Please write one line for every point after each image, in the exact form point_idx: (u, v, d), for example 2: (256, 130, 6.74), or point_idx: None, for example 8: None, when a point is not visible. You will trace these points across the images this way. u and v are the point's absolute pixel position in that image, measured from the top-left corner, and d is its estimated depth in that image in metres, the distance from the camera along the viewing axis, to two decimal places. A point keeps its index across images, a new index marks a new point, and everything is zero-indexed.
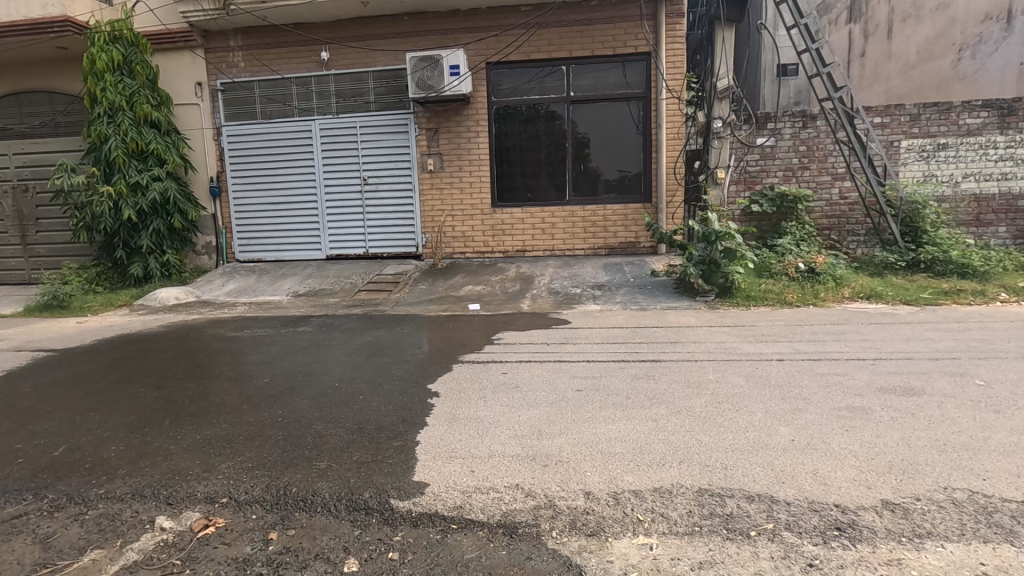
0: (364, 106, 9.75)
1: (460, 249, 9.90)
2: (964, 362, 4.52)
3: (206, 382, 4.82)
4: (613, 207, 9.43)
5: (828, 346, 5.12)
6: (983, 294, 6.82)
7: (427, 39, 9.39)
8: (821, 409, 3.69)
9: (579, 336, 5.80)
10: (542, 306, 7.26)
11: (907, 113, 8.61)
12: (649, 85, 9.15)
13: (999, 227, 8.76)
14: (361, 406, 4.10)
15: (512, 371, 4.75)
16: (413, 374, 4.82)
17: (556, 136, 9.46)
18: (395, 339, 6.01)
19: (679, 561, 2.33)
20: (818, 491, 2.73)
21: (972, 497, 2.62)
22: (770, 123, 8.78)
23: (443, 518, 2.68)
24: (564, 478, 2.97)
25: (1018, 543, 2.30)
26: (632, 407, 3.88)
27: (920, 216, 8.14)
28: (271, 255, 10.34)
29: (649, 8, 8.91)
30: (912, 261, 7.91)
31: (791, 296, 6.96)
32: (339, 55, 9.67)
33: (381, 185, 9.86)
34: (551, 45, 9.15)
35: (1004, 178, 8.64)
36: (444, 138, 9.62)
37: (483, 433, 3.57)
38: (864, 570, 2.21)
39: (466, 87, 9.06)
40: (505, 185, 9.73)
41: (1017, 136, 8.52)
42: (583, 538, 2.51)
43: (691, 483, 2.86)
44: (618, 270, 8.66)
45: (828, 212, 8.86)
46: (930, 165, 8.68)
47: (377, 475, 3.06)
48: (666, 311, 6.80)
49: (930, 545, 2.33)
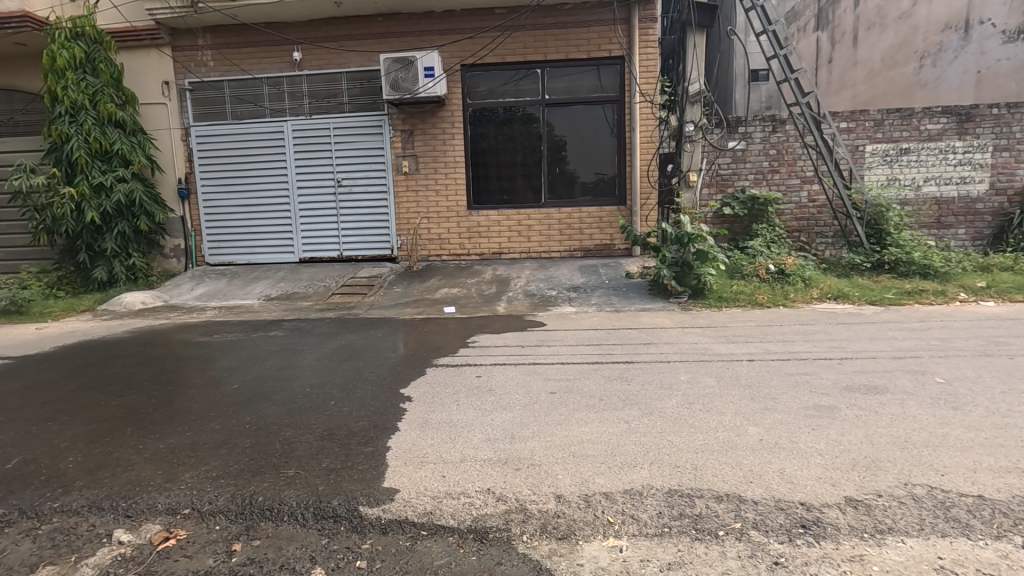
0: (338, 107, 9.64)
1: (436, 252, 9.84)
2: (925, 360, 4.65)
3: (172, 389, 4.69)
4: (589, 209, 9.48)
5: (797, 346, 5.22)
6: (944, 294, 7.03)
7: (401, 41, 9.33)
8: (789, 408, 3.76)
9: (554, 338, 5.82)
10: (518, 308, 7.25)
11: (871, 119, 8.86)
12: (623, 88, 9.24)
13: (959, 229, 9.08)
14: (333, 411, 4.04)
15: (486, 374, 4.73)
16: (386, 378, 4.77)
17: (531, 139, 9.48)
18: (368, 342, 5.93)
19: (648, 563, 2.34)
20: (784, 489, 2.78)
21: (932, 493, 2.68)
22: (740, 127, 8.93)
23: (414, 524, 2.65)
24: (536, 481, 2.96)
25: (975, 537, 2.37)
26: (605, 408, 3.90)
27: (884, 219, 8.39)
28: (242, 258, 10.15)
29: (623, 12, 8.98)
30: (877, 262, 8.14)
31: (762, 296, 7.09)
32: (311, 56, 9.54)
33: (355, 187, 9.76)
34: (526, 48, 9.18)
35: (964, 182, 8.94)
36: (419, 140, 9.56)
37: (456, 437, 3.54)
38: (828, 567, 2.25)
39: (441, 88, 9.01)
40: (481, 187, 9.72)
41: (975, 141, 8.83)
42: (554, 541, 2.50)
43: (661, 484, 2.88)
44: (593, 272, 8.72)
45: (797, 215, 9.06)
46: (894, 169, 8.94)
47: (347, 482, 3.01)
48: (640, 312, 6.88)
49: (891, 540, 2.38)
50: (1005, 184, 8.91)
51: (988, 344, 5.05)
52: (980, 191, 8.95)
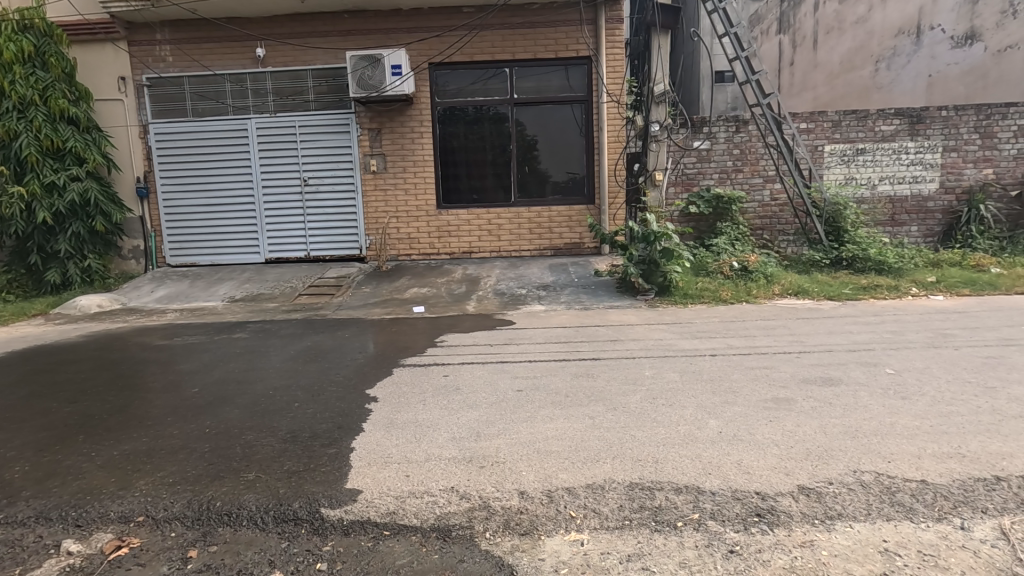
0: (303, 105, 9.48)
1: (405, 251, 9.77)
2: (878, 352, 4.83)
3: (130, 394, 4.55)
4: (558, 208, 9.54)
5: (759, 341, 5.35)
6: (897, 289, 7.31)
7: (368, 39, 9.23)
8: (749, 401, 3.86)
9: (523, 336, 5.84)
10: (488, 307, 7.26)
11: (829, 120, 9.15)
12: (590, 88, 9.32)
13: (912, 227, 9.45)
14: (296, 413, 3.97)
15: (453, 374, 4.71)
16: (352, 379, 4.72)
17: (500, 138, 9.48)
18: (335, 343, 5.84)
19: (609, 555, 2.38)
20: (741, 479, 2.86)
21: (879, 479, 2.79)
22: (705, 127, 9.12)
23: (376, 525, 2.63)
24: (499, 478, 2.98)
25: (918, 519, 2.48)
26: (571, 405, 3.94)
27: (841, 216, 8.67)
28: (205, 259, 9.89)
29: (589, 12, 9.05)
30: (835, 259, 8.39)
31: (726, 293, 7.25)
32: (275, 52, 9.37)
33: (321, 186, 9.60)
34: (494, 48, 9.18)
35: (916, 181, 9.31)
36: (387, 138, 9.47)
37: (421, 436, 3.53)
38: (780, 553, 2.33)
39: (409, 87, 8.94)
40: (450, 186, 9.68)
41: (926, 142, 9.20)
42: (516, 537, 2.52)
43: (623, 477, 2.93)
44: (563, 270, 8.79)
45: (761, 213, 9.29)
46: (851, 169, 9.25)
47: (308, 484, 2.97)
48: (608, 309, 6.95)
49: (839, 525, 2.47)
50: (953, 183, 9.30)
51: (936, 336, 5.28)
52: (930, 190, 9.33)
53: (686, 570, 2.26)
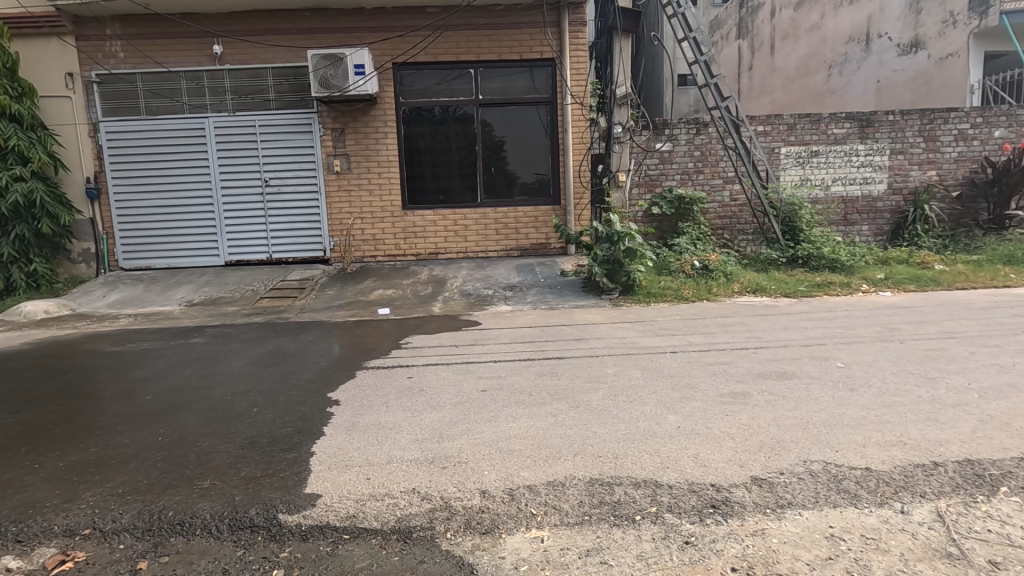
0: (263, 104, 9.27)
1: (370, 252, 9.66)
2: (829, 347, 5.02)
3: (79, 403, 4.37)
4: (524, 209, 9.58)
5: (717, 337, 5.50)
6: (849, 285, 7.62)
7: (330, 38, 9.09)
8: (707, 396, 3.97)
9: (488, 336, 5.85)
10: (454, 308, 7.24)
11: (785, 123, 9.46)
12: (555, 90, 9.39)
13: (862, 226, 9.85)
14: (255, 418, 3.89)
15: (418, 375, 4.69)
16: (315, 382, 4.64)
17: (466, 138, 9.46)
18: (298, 347, 5.74)
19: (569, 551, 2.41)
20: (697, 472, 2.93)
21: (827, 468, 2.91)
22: (666, 129, 9.31)
23: (335, 529, 2.60)
24: (461, 478, 2.98)
25: (861, 505, 2.60)
26: (534, 403, 3.97)
27: (797, 216, 8.98)
28: (161, 262, 9.57)
29: (553, 15, 9.13)
30: (791, 257, 8.68)
31: (687, 292, 7.41)
32: (233, 50, 9.15)
33: (283, 187, 9.42)
34: (459, 48, 9.16)
35: (866, 183, 9.70)
36: (350, 138, 9.35)
37: (383, 439, 3.50)
38: (732, 542, 2.40)
39: (372, 87, 8.83)
40: (416, 187, 9.61)
41: (875, 145, 9.60)
42: (477, 536, 2.52)
43: (583, 474, 2.97)
44: (529, 270, 8.84)
45: (721, 213, 9.54)
46: (806, 170, 9.59)
47: (266, 490, 2.92)
48: (573, 309, 7.02)
49: (789, 513, 2.56)
50: (900, 184, 9.73)
51: (883, 330, 5.53)
52: (880, 190, 9.74)
53: (643, 562, 2.31)
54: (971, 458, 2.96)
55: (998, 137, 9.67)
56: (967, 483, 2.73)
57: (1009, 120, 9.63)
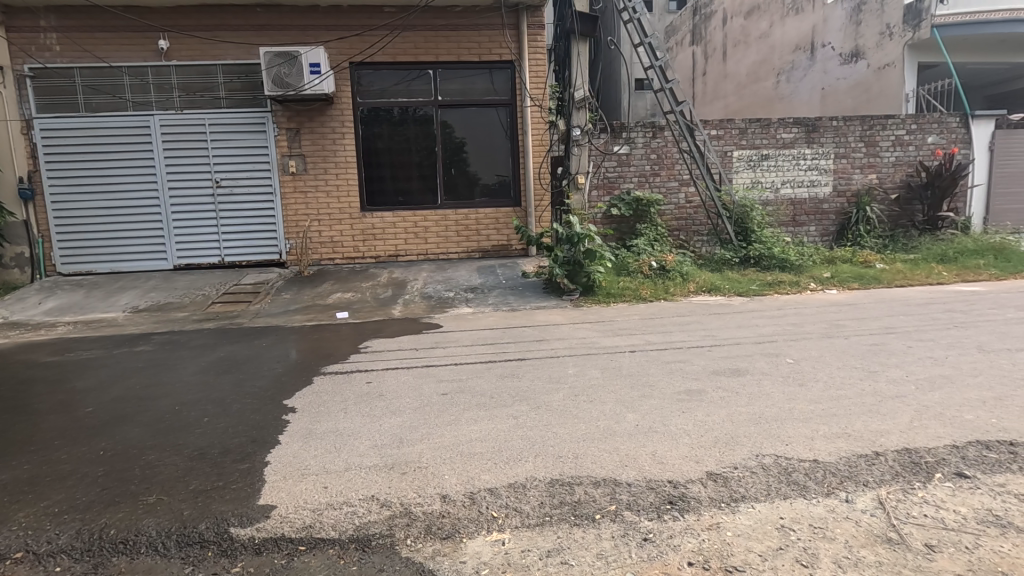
0: (213, 102, 8.95)
1: (328, 255, 9.45)
2: (780, 343, 5.21)
3: (10, 417, 4.10)
4: (485, 210, 9.56)
5: (674, 336, 5.63)
6: (798, 285, 7.92)
7: (284, 35, 8.87)
8: (665, 394, 4.05)
9: (449, 339, 5.81)
10: (415, 310, 7.17)
11: (736, 127, 9.79)
12: (514, 92, 9.41)
13: (810, 227, 10.28)
14: (205, 429, 3.74)
15: (377, 380, 4.61)
16: (269, 389, 4.50)
17: (425, 140, 9.37)
18: (252, 353, 5.55)
19: (529, 552, 2.41)
20: (655, 469, 2.99)
21: (777, 461, 3.01)
22: (624, 132, 9.49)
23: (290, 541, 2.52)
24: (421, 483, 2.95)
25: (810, 496, 2.70)
26: (495, 406, 3.96)
27: (748, 218, 9.28)
28: (104, 267, 9.10)
29: (511, 17, 9.16)
30: (744, 257, 8.97)
31: (646, 291, 7.56)
32: (180, 45, 8.80)
33: (235, 188, 9.11)
34: (417, 49, 9.08)
35: (813, 185, 10.12)
36: (306, 139, 9.13)
37: (341, 445, 3.43)
38: (689, 537, 2.45)
39: (328, 86, 8.64)
40: (374, 188, 9.46)
41: (820, 149, 10.03)
42: (437, 542, 2.49)
43: (544, 475, 2.98)
44: (491, 272, 8.84)
45: (677, 215, 9.78)
46: (757, 173, 9.94)
47: (216, 504, 2.80)
48: (534, 310, 7.06)
49: (743, 506, 2.64)
50: (844, 186, 10.20)
51: (830, 327, 5.77)
52: (825, 193, 10.18)
53: (603, 561, 2.33)
54: (909, 447, 3.12)
55: (931, 143, 10.25)
56: (906, 471, 2.88)
57: (940, 127, 10.25)
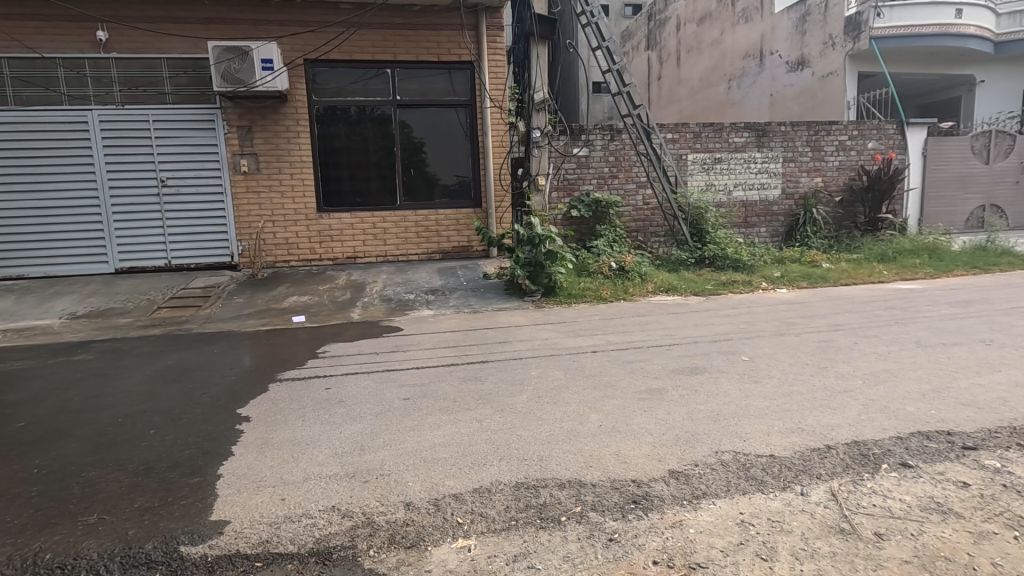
0: (158, 97, 8.54)
1: (282, 257, 9.16)
2: (735, 341, 5.37)
3: None
4: (445, 211, 9.47)
5: (634, 335, 5.72)
6: (751, 284, 8.17)
7: (234, 30, 8.56)
8: (626, 393, 4.11)
9: (411, 342, 5.72)
10: (374, 313, 7.03)
11: (691, 131, 10.05)
12: (474, 93, 9.37)
13: (761, 228, 10.66)
14: (153, 441, 3.55)
15: (337, 386, 4.48)
16: (221, 398, 4.31)
17: (384, 140, 9.21)
18: (202, 360, 5.32)
19: (496, 558, 2.38)
20: (619, 469, 3.02)
21: (736, 457, 3.09)
22: (583, 135, 9.62)
23: (246, 557, 2.41)
24: (384, 491, 2.88)
25: (767, 490, 2.78)
26: (458, 410, 3.92)
27: (703, 219, 9.52)
28: (37, 271, 8.55)
29: (470, 18, 9.13)
30: (700, 258, 9.21)
31: (606, 292, 7.66)
32: (121, 37, 8.35)
33: (183, 188, 8.71)
34: (375, 47, 8.91)
35: (763, 188, 10.49)
36: (259, 137, 8.83)
37: (299, 455, 3.32)
38: (653, 536, 2.48)
39: (282, 83, 8.38)
40: (331, 188, 9.22)
41: (770, 153, 10.41)
42: (402, 551, 2.44)
43: (509, 478, 2.96)
44: (452, 273, 8.77)
45: (635, 216, 9.96)
46: (710, 175, 10.23)
47: (165, 521, 2.66)
48: (496, 311, 7.03)
49: (704, 503, 2.69)
50: (792, 189, 10.62)
51: (782, 325, 5.99)
52: (774, 195, 10.56)
53: (570, 563, 2.33)
54: (857, 439, 3.26)
55: (871, 148, 10.80)
56: (855, 463, 3.01)
57: (879, 133, 10.81)
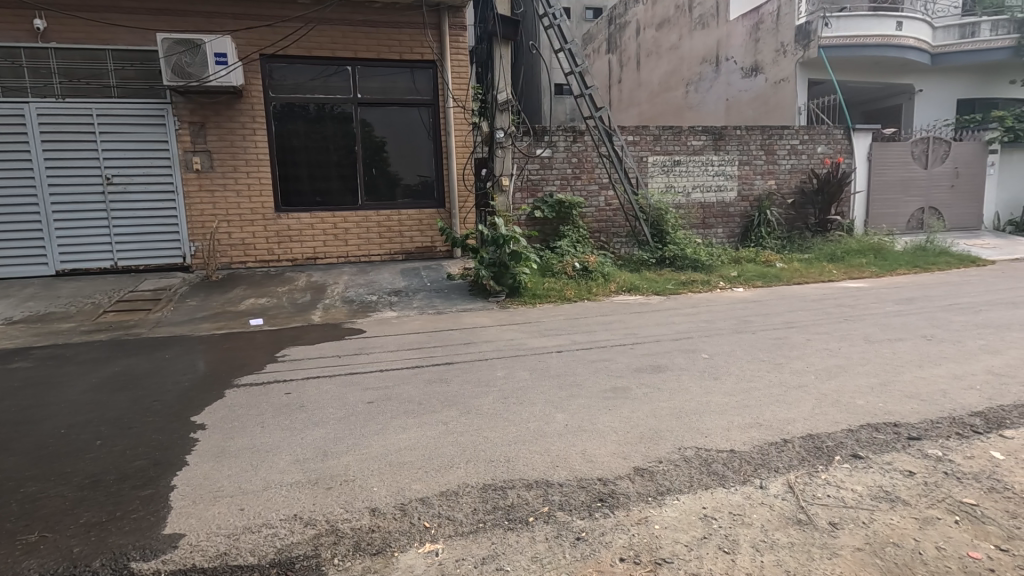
0: (103, 90, 8.14)
1: (238, 258, 8.85)
2: (695, 339, 5.50)
3: None
4: (408, 212, 9.36)
5: (598, 335, 5.79)
6: (709, 283, 8.40)
7: (185, 22, 8.24)
8: (592, 392, 4.15)
9: (374, 345, 5.62)
10: (336, 315, 6.88)
11: (651, 134, 10.26)
12: (436, 92, 9.28)
13: (718, 229, 10.97)
14: (99, 453, 3.37)
15: (297, 391, 4.36)
16: (173, 405, 4.13)
17: (344, 138, 9.02)
18: (153, 366, 5.09)
19: (464, 561, 2.36)
20: (585, 468, 3.04)
21: (698, 453, 3.16)
22: (546, 136, 9.68)
23: (202, 571, 2.32)
24: (349, 498, 2.82)
25: (728, 484, 2.86)
26: (424, 412, 3.87)
27: (663, 220, 9.72)
28: None
29: (433, 17, 9.05)
30: (660, 258, 9.40)
31: (570, 292, 7.73)
32: (61, 26, 7.93)
33: (130, 186, 8.32)
34: (334, 44, 8.73)
35: (720, 190, 10.80)
36: (212, 134, 8.52)
37: (259, 463, 3.21)
38: (620, 533, 2.51)
39: (237, 78, 8.09)
40: (290, 188, 8.98)
41: (726, 156, 10.72)
42: (367, 558, 2.39)
43: (476, 480, 2.95)
44: (415, 274, 8.66)
45: (598, 217, 10.08)
46: (670, 177, 10.46)
47: (114, 537, 2.52)
48: (461, 312, 6.99)
49: (669, 499, 2.75)
50: (747, 191, 10.96)
51: (740, 323, 6.18)
52: (730, 197, 10.89)
53: (539, 564, 2.33)
54: (812, 433, 3.38)
55: (821, 152, 11.26)
56: (810, 456, 3.12)
57: (828, 138, 11.29)
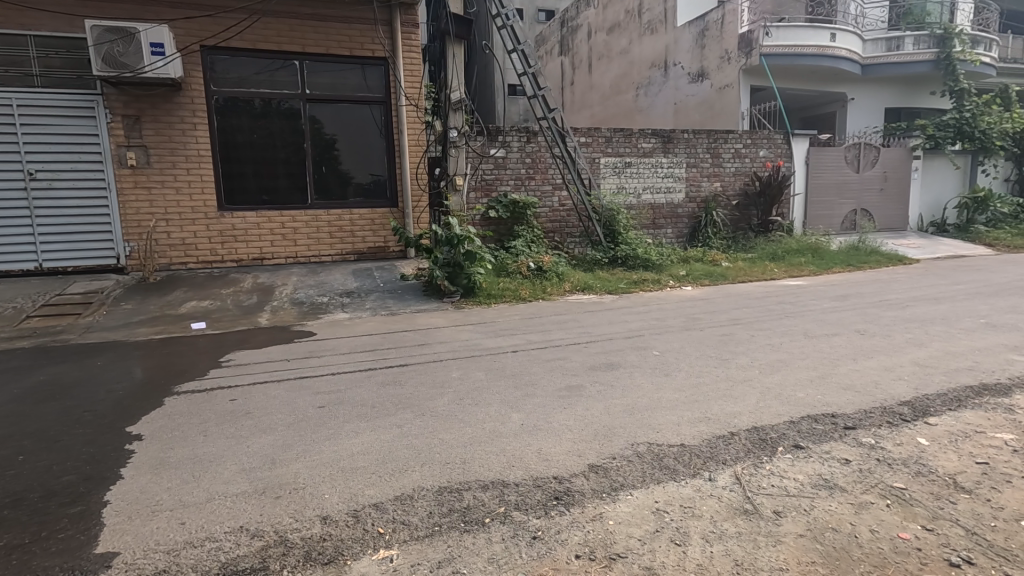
0: (24, 79, 7.59)
1: (179, 259, 8.43)
2: (647, 337, 5.63)
3: None
4: (360, 211, 9.15)
5: (553, 334, 5.83)
6: (660, 282, 8.63)
7: (117, 9, 7.78)
8: (547, 391, 4.17)
9: (325, 347, 5.46)
10: (284, 318, 6.66)
11: (603, 136, 10.44)
12: (388, 89, 9.12)
13: (667, 230, 11.29)
14: (21, 469, 3.13)
15: (243, 397, 4.19)
16: (107, 415, 3.89)
17: (292, 135, 8.74)
18: (84, 374, 4.78)
19: (419, 566, 2.32)
20: (541, 467, 3.05)
21: (650, 448, 3.24)
22: (500, 136, 9.72)
23: None
24: (298, 507, 2.72)
25: (679, 478, 2.94)
26: (378, 416, 3.79)
27: (615, 221, 9.91)
28: None
29: (384, 13, 8.88)
30: (613, 257, 9.56)
31: (524, 292, 7.76)
32: None
33: (57, 182, 7.79)
34: (281, 37, 8.45)
35: (669, 191, 11.11)
36: (148, 128, 8.08)
37: (202, 473, 3.06)
38: (576, 530, 2.53)
39: (175, 70, 7.71)
40: (234, 185, 8.62)
41: (675, 159, 11.04)
42: (318, 569, 2.31)
43: (431, 483, 2.91)
44: (367, 275, 8.49)
45: (551, 217, 10.17)
46: (621, 179, 10.68)
47: (38, 559, 2.35)
48: (414, 313, 6.90)
49: (622, 495, 2.79)
50: (694, 193, 11.32)
51: (689, 320, 6.37)
52: (679, 198, 11.22)
53: (494, 564, 2.32)
54: (757, 425, 3.52)
55: (762, 156, 11.75)
56: (756, 448, 3.25)
57: (769, 143, 11.79)
